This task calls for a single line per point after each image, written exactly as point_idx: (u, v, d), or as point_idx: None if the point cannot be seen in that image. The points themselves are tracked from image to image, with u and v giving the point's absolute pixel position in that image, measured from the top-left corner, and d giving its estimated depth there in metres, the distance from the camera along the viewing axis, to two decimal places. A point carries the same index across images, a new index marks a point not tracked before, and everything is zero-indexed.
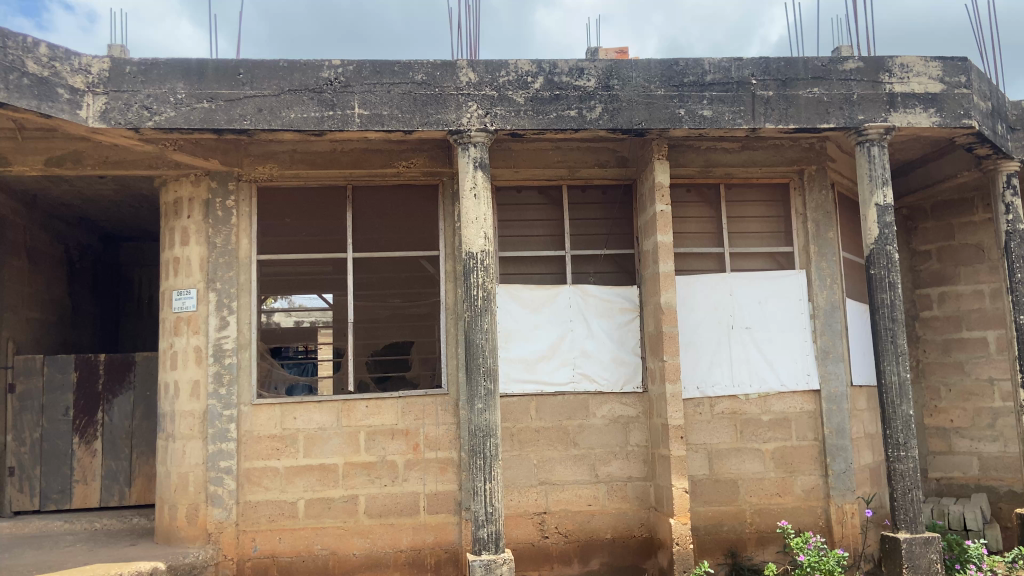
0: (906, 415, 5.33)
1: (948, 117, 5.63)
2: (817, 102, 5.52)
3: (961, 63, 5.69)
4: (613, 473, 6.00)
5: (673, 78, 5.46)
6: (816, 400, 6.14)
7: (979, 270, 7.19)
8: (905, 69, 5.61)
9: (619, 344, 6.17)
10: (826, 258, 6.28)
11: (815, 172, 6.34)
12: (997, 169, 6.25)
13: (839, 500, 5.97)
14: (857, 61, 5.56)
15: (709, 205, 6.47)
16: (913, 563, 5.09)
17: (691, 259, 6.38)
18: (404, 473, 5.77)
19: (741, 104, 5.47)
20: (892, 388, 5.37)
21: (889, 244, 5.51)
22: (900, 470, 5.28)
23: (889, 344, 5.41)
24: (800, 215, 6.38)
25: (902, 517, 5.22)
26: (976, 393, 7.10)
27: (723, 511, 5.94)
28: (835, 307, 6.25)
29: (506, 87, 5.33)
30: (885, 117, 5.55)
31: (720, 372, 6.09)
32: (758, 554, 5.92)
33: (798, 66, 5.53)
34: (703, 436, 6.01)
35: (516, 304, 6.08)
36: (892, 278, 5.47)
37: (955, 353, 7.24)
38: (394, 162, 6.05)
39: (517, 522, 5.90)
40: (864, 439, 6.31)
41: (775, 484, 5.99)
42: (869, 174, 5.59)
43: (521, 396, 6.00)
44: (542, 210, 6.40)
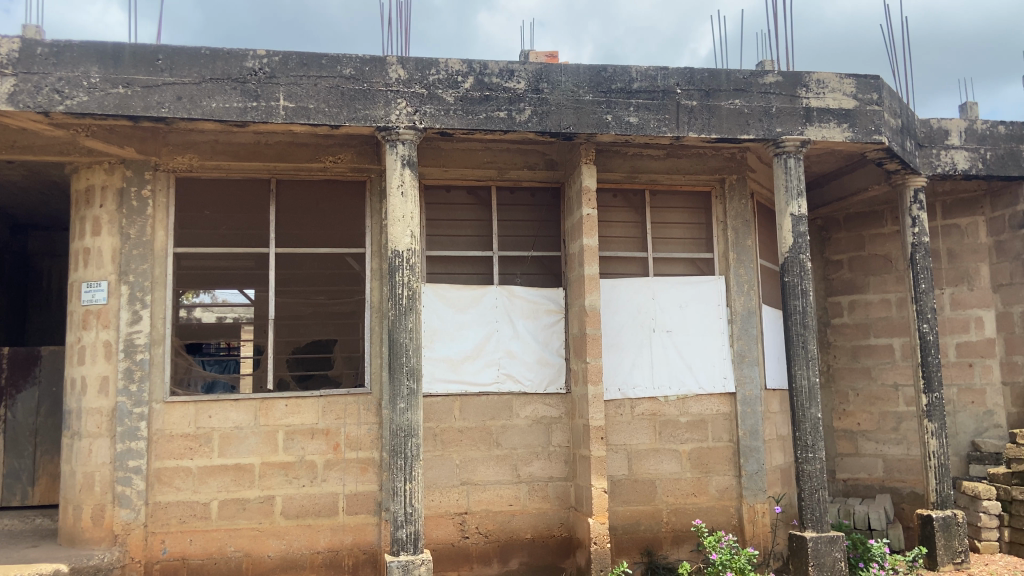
0: (814, 418, 5.55)
1: (861, 132, 5.88)
2: (738, 113, 5.70)
3: (873, 81, 5.96)
4: (534, 473, 6.04)
5: (601, 84, 5.55)
6: (732, 402, 6.32)
7: (887, 280, 7.53)
8: (821, 85, 5.84)
9: (544, 345, 6.21)
10: (744, 265, 6.48)
11: (736, 181, 6.54)
12: (906, 184, 6.57)
13: (751, 499, 6.16)
14: (777, 75, 5.76)
15: (634, 210, 6.58)
16: (819, 560, 5.29)
17: (615, 263, 6.48)
18: (323, 473, 5.67)
19: (666, 112, 5.60)
20: (802, 391, 5.60)
21: (803, 253, 5.72)
22: (808, 471, 5.49)
23: (801, 349, 5.63)
24: (721, 222, 6.57)
25: (810, 517, 5.42)
26: (881, 397, 7.43)
27: (641, 510, 6.05)
28: (752, 313, 6.45)
29: (437, 85, 5.31)
30: (801, 131, 5.76)
31: (641, 374, 6.20)
32: (673, 553, 6.05)
33: (721, 78, 5.69)
34: (624, 436, 6.11)
35: (441, 303, 6.06)
36: (804, 285, 5.69)
37: (863, 359, 7.57)
38: (320, 156, 5.96)
39: (438, 522, 5.87)
40: (776, 441, 6.53)
41: (690, 484, 6.14)
42: (785, 185, 5.79)
43: (445, 396, 5.98)
44: (470, 209, 6.40)
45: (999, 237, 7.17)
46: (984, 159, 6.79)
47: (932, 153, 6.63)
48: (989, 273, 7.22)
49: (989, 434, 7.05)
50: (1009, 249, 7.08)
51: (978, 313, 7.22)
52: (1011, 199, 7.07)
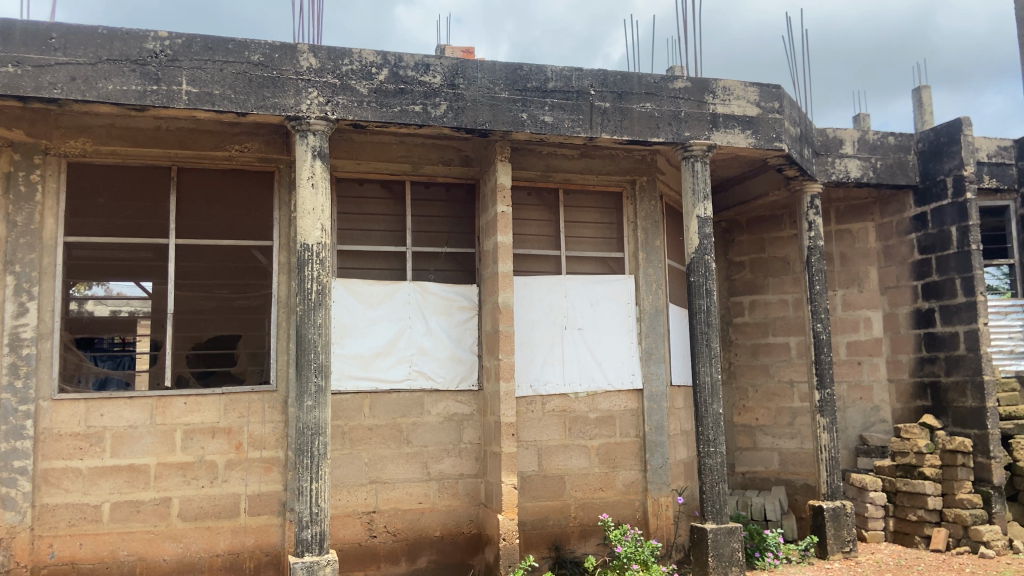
0: (716, 413, 5.76)
1: (763, 139, 6.13)
2: (649, 117, 5.84)
3: (775, 90, 6.21)
4: (445, 470, 6.01)
5: (517, 82, 5.57)
6: (639, 398, 6.47)
7: (785, 281, 7.89)
8: (727, 92, 6.04)
9: (456, 342, 6.19)
10: (653, 265, 6.64)
11: (646, 183, 6.69)
12: (803, 190, 6.89)
13: (656, 493, 6.33)
14: (686, 81, 5.93)
15: (548, 209, 6.65)
16: (718, 551, 5.49)
17: (529, 261, 6.52)
18: (224, 474, 5.47)
19: (580, 112, 5.68)
20: (705, 388, 5.80)
21: (708, 254, 5.93)
22: (709, 464, 5.69)
23: (704, 347, 5.83)
24: (632, 223, 6.70)
25: (710, 509, 5.63)
26: (778, 394, 7.77)
27: (549, 506, 6.11)
28: (659, 312, 6.62)
29: (350, 76, 5.20)
30: (708, 136, 5.96)
31: (552, 371, 6.27)
32: (579, 547, 6.15)
33: (633, 81, 5.81)
34: (534, 433, 6.16)
35: (352, 299, 5.95)
36: (709, 285, 5.89)
37: (761, 357, 7.90)
38: (226, 145, 5.74)
39: (344, 522, 5.76)
40: (680, 436, 6.72)
41: (598, 479, 6.25)
42: (692, 187, 5.98)
43: (355, 393, 5.88)
44: (383, 204, 6.30)
45: (887, 242, 7.63)
46: (875, 168, 7.20)
47: (827, 161, 6.99)
48: (878, 276, 7.66)
49: (876, 428, 7.47)
50: (896, 253, 7.54)
51: (867, 314, 7.64)
52: (899, 206, 7.54)
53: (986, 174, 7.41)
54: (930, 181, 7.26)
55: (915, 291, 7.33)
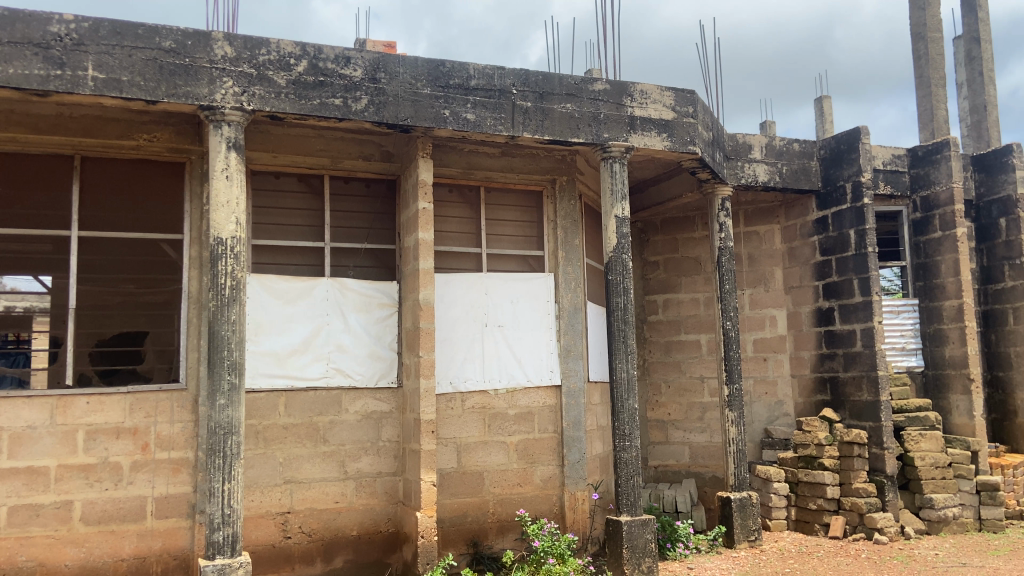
0: (631, 408, 5.92)
1: (678, 142, 6.33)
2: (569, 117, 5.94)
3: (690, 94, 6.42)
4: (362, 469, 5.95)
5: (439, 78, 5.56)
6: (557, 395, 6.57)
7: (696, 281, 8.17)
8: (644, 95, 6.22)
9: (376, 339, 6.13)
10: (572, 263, 6.76)
11: (566, 182, 6.79)
12: (714, 192, 7.14)
13: (572, 487, 6.43)
14: (605, 83, 6.06)
15: (469, 206, 6.66)
16: (632, 542, 5.65)
17: (450, 258, 6.51)
18: (130, 476, 5.25)
19: (502, 111, 5.72)
20: (621, 383, 5.94)
21: (625, 253, 6.09)
22: (624, 458, 5.85)
23: (621, 344, 5.98)
24: (551, 221, 6.79)
25: (625, 502, 5.78)
26: (689, 389, 8.03)
27: (467, 502, 6.14)
28: (578, 309, 6.74)
29: (267, 66, 5.08)
30: (625, 137, 6.10)
31: (472, 368, 6.29)
32: (497, 542, 6.20)
33: (554, 82, 5.89)
34: (453, 430, 6.17)
35: (268, 295, 5.81)
36: (625, 283, 6.07)
37: (674, 354, 8.15)
38: (133, 134, 5.50)
39: (258, 523, 5.63)
40: (596, 431, 6.86)
41: (516, 475, 6.32)
42: (611, 188, 6.11)
43: (269, 391, 5.75)
44: (301, 198, 6.18)
45: (791, 243, 8.00)
46: (780, 173, 7.56)
47: (737, 165, 7.30)
48: (782, 276, 8.02)
49: (780, 422, 7.81)
50: (799, 255, 7.92)
51: (772, 312, 8.00)
52: (802, 210, 7.92)
53: (881, 181, 7.88)
54: (831, 186, 7.65)
55: (817, 291, 7.72)
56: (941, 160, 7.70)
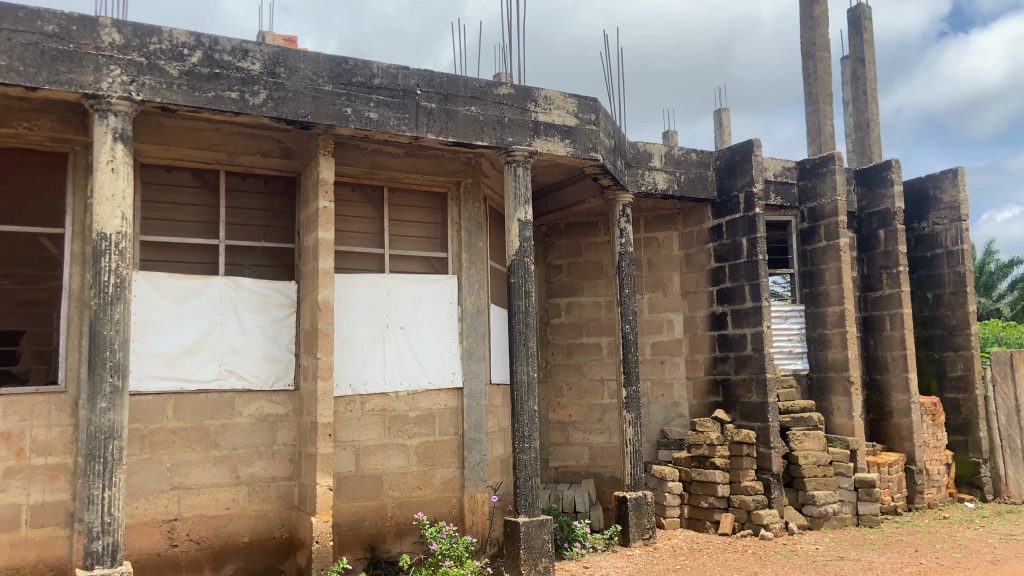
0: (531, 410, 5.99)
1: (580, 149, 6.46)
2: (473, 120, 5.96)
3: (592, 102, 6.57)
4: (255, 474, 5.77)
5: (341, 76, 5.48)
6: (459, 397, 6.57)
7: (598, 285, 8.36)
8: (547, 101, 6.32)
9: (272, 340, 5.96)
10: (475, 265, 6.78)
11: (471, 184, 6.81)
12: (616, 199, 7.33)
13: (472, 489, 6.45)
14: (510, 87, 6.13)
15: (372, 206, 6.58)
16: (529, 543, 5.71)
17: (351, 258, 6.42)
18: (1, 483, 4.93)
19: (405, 111, 5.69)
20: (522, 385, 6.01)
21: (527, 257, 6.16)
22: (523, 460, 5.91)
23: (522, 346, 6.05)
24: (456, 223, 6.80)
25: (523, 503, 5.84)
26: (590, 391, 8.20)
27: (365, 506, 6.06)
28: (481, 311, 6.77)
29: (159, 56, 4.87)
30: (529, 142, 6.18)
31: (372, 370, 6.22)
32: (395, 546, 6.15)
33: (458, 84, 5.91)
34: (352, 433, 6.08)
35: (157, 294, 5.56)
36: (528, 286, 6.14)
37: (576, 356, 8.30)
38: (11, 121, 5.15)
39: (141, 531, 5.39)
40: (497, 432, 6.90)
41: (415, 478, 6.28)
42: (514, 191, 6.16)
43: (157, 394, 5.50)
44: (195, 193, 5.95)
45: (688, 250, 8.31)
46: (678, 182, 7.85)
47: (638, 173, 7.56)
48: (679, 281, 8.31)
49: (675, 423, 8.07)
50: (695, 261, 8.22)
51: (669, 316, 8.27)
52: (698, 217, 8.24)
53: (772, 191, 8.27)
54: (726, 196, 7.98)
55: (711, 296, 8.02)
56: (827, 173, 8.14)
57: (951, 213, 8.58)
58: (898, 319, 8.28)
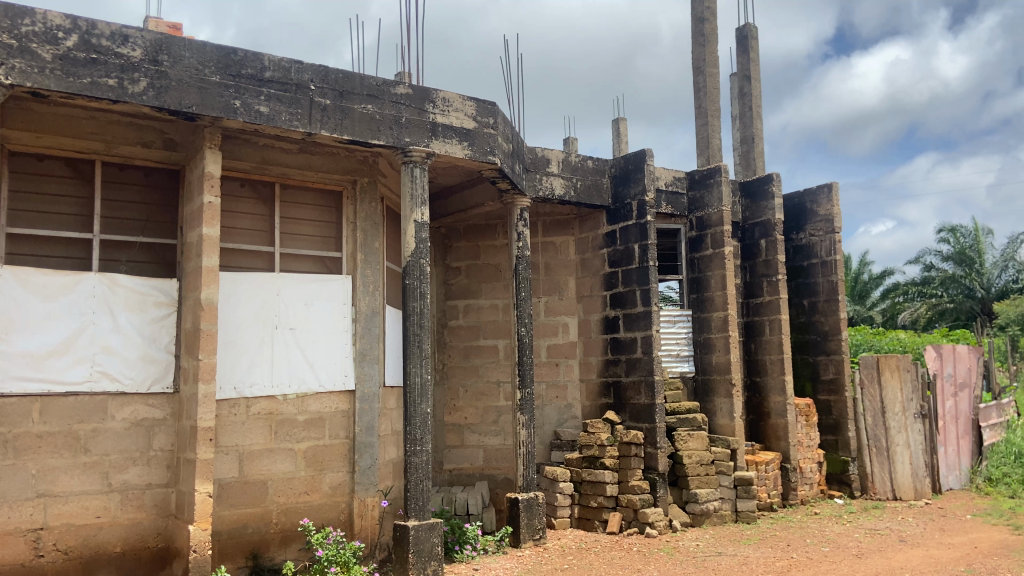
0: (424, 412, 5.96)
1: (478, 152, 6.47)
2: (369, 118, 5.88)
3: (491, 106, 6.61)
4: (129, 480, 5.48)
5: (230, 67, 5.29)
6: (350, 400, 6.45)
7: (496, 287, 8.41)
8: (445, 103, 6.30)
9: (150, 340, 5.67)
10: (370, 266, 6.67)
11: (367, 184, 6.70)
12: (514, 203, 7.39)
13: (362, 494, 6.35)
14: (407, 87, 6.08)
15: (263, 203, 6.37)
16: (418, 547, 5.67)
17: (239, 256, 6.19)
18: None
19: (298, 106, 5.55)
20: (415, 387, 5.96)
21: (423, 258, 6.12)
22: (415, 463, 5.86)
23: (416, 348, 6.01)
24: (351, 223, 6.67)
25: (413, 506, 5.79)
26: (486, 393, 8.22)
27: (248, 513, 5.86)
28: (375, 312, 6.67)
29: (30, 38, 4.64)
30: (427, 143, 6.14)
31: (259, 372, 6.02)
32: (279, 553, 5.97)
33: (354, 81, 5.82)
34: (235, 437, 5.87)
35: (23, 290, 5.21)
36: (422, 288, 6.10)
37: (472, 359, 8.30)
38: None
39: (2, 541, 5.02)
40: (390, 436, 6.82)
41: (302, 483, 6.12)
42: (411, 192, 6.11)
43: (21, 397, 5.15)
44: (68, 184, 5.60)
45: (584, 255, 8.49)
46: (575, 188, 8.01)
47: (536, 178, 7.67)
48: (575, 285, 8.48)
49: (568, 424, 8.21)
50: (591, 266, 8.40)
51: (564, 320, 8.41)
52: (594, 223, 8.43)
53: (664, 200, 8.57)
54: (620, 203, 8.19)
55: (604, 300, 8.22)
56: (714, 184, 8.47)
57: (826, 225, 9.11)
58: (776, 324, 8.71)
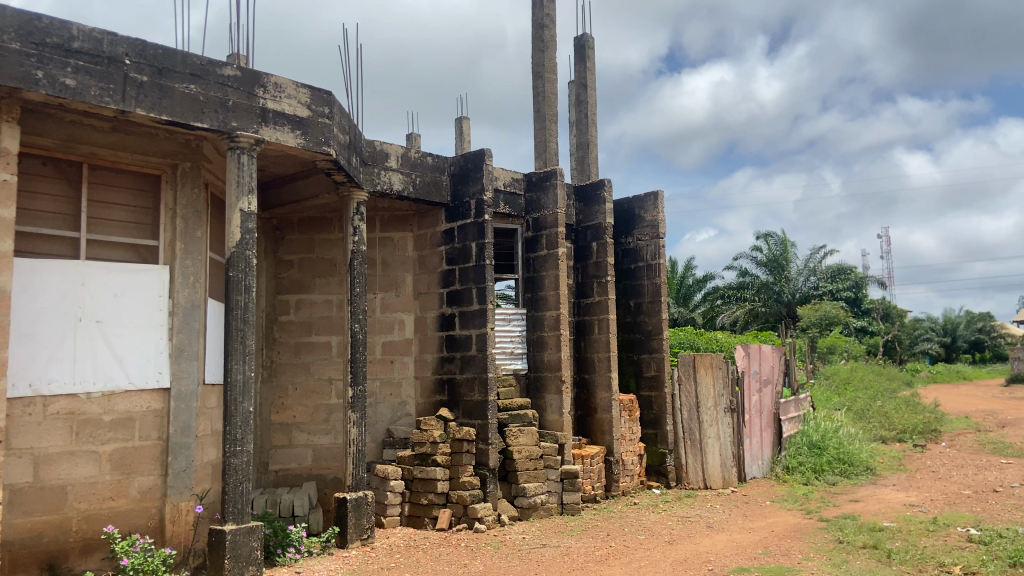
0: (246, 411, 5.69)
1: (311, 141, 6.26)
2: (192, 100, 5.52)
3: (326, 95, 6.42)
4: None
5: (32, 34, 4.81)
6: (165, 399, 6.03)
7: (330, 283, 8.19)
8: (277, 88, 6.05)
9: None
10: (191, 257, 6.27)
11: (189, 169, 6.30)
12: (350, 196, 7.23)
13: (175, 498, 5.97)
14: (235, 69, 5.78)
15: (68, 184, 5.82)
16: (235, 552, 5.41)
17: (38, 241, 5.61)
18: None
19: (110, 81, 5.11)
20: (236, 386, 5.67)
21: (249, 250, 5.84)
22: (234, 464, 5.58)
23: (239, 344, 5.72)
24: (170, 209, 6.24)
25: (231, 509, 5.52)
26: (316, 391, 7.98)
27: (44, 521, 5.35)
28: (195, 306, 6.28)
29: None
30: (255, 129, 5.86)
31: (59, 368, 5.50)
32: (80, 564, 5.49)
33: (176, 59, 5.45)
34: (29, 439, 5.33)
35: None
36: (248, 282, 5.82)
37: (303, 355, 8.02)
38: None
39: None
40: (209, 436, 6.46)
41: (108, 487, 5.66)
42: (237, 179, 5.80)
43: None
44: None
45: (421, 252, 8.46)
46: (413, 184, 7.97)
47: (373, 171, 7.53)
48: (412, 282, 8.44)
49: (401, 422, 8.14)
50: (428, 263, 8.40)
51: (401, 316, 8.35)
52: (432, 220, 8.43)
53: (502, 200, 8.72)
54: (458, 201, 8.24)
55: (441, 298, 8.24)
56: (550, 187, 8.71)
57: (652, 231, 9.63)
58: (604, 324, 9.10)
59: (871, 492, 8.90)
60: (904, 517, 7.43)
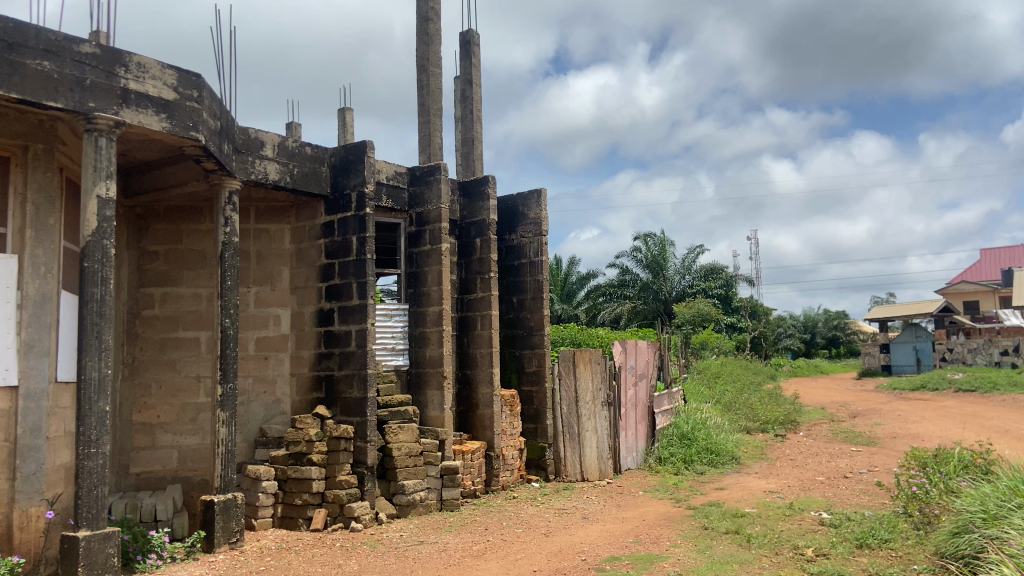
0: (102, 411, 5.31)
1: (178, 126, 5.92)
2: (45, 77, 5.12)
3: (195, 78, 6.09)
4: None
5: None
6: (12, 398, 5.53)
7: (199, 276, 7.82)
8: (140, 68, 5.69)
9: None
10: (42, 246, 5.81)
11: (42, 151, 5.85)
12: (222, 185, 6.90)
13: (24, 503, 5.51)
14: (93, 46, 5.40)
15: None
16: (89, 560, 5.06)
17: None
18: None
19: None
20: (91, 384, 5.28)
21: (106, 239, 5.47)
22: (88, 467, 5.20)
23: (94, 340, 5.33)
24: (19, 193, 5.75)
25: (85, 515, 5.15)
26: (183, 389, 7.59)
27: None
28: (46, 299, 5.82)
29: None
30: (115, 111, 5.48)
31: None
32: None
33: (28, 32, 5.06)
34: None
35: None
36: (104, 273, 5.45)
37: (168, 352, 7.59)
38: None
39: None
40: (62, 437, 6.00)
41: None
42: (94, 164, 5.40)
43: None
44: None
45: (299, 245, 8.23)
46: (290, 174, 7.71)
47: (247, 160, 7.21)
48: (289, 276, 8.20)
49: (275, 420, 7.88)
50: (306, 256, 8.17)
51: (276, 311, 8.07)
52: (311, 213, 8.19)
53: (384, 194, 8.61)
54: (337, 194, 8.04)
55: (319, 292, 8.05)
56: (433, 181, 8.65)
57: (534, 229, 9.76)
58: (487, 320, 9.13)
59: (736, 480, 9.40)
60: (764, 503, 7.88)
